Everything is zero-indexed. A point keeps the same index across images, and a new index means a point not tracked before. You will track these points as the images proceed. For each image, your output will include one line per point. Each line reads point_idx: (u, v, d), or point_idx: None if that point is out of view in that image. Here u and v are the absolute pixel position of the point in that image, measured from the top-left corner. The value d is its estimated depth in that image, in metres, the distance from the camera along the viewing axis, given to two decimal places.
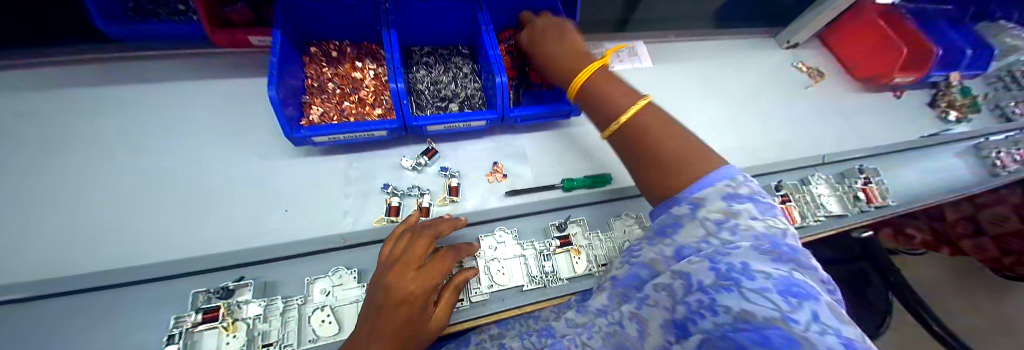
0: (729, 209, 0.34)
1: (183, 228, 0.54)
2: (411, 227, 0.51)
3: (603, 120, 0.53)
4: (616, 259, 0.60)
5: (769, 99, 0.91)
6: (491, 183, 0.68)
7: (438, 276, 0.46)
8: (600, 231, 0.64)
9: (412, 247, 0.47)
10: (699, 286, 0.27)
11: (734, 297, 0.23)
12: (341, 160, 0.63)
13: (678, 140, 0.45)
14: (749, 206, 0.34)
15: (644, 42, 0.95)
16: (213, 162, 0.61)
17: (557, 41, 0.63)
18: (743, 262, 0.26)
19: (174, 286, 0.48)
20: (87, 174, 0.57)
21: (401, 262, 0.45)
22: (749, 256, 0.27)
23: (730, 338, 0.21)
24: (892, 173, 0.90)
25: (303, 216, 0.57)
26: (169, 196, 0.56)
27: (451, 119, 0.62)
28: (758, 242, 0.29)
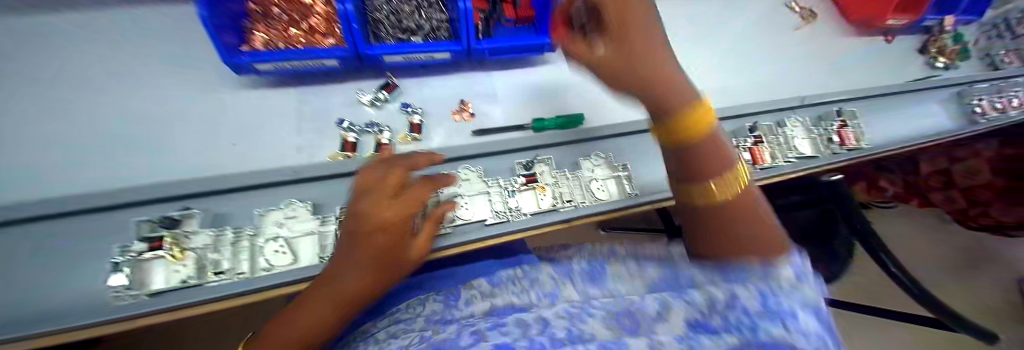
0: (785, 262, 0.27)
1: (120, 161, 0.51)
2: (401, 159, 0.44)
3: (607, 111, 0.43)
4: (581, 195, 0.60)
5: (757, 39, 0.87)
6: (457, 123, 0.65)
7: (417, 203, 0.40)
8: (568, 171, 0.62)
9: (387, 177, 0.40)
10: (732, 305, 0.20)
11: (778, 327, 0.17)
12: (292, 93, 0.58)
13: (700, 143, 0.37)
14: (799, 266, 0.28)
15: None
16: (149, 94, 0.56)
17: None
18: (794, 306, 0.20)
19: (116, 215, 0.46)
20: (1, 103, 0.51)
21: (375, 190, 0.38)
22: (799, 302, 0.21)
23: None
24: (870, 119, 0.89)
25: (252, 150, 0.54)
26: (99, 128, 0.52)
27: (410, 49, 0.57)
28: (809, 297, 0.23)
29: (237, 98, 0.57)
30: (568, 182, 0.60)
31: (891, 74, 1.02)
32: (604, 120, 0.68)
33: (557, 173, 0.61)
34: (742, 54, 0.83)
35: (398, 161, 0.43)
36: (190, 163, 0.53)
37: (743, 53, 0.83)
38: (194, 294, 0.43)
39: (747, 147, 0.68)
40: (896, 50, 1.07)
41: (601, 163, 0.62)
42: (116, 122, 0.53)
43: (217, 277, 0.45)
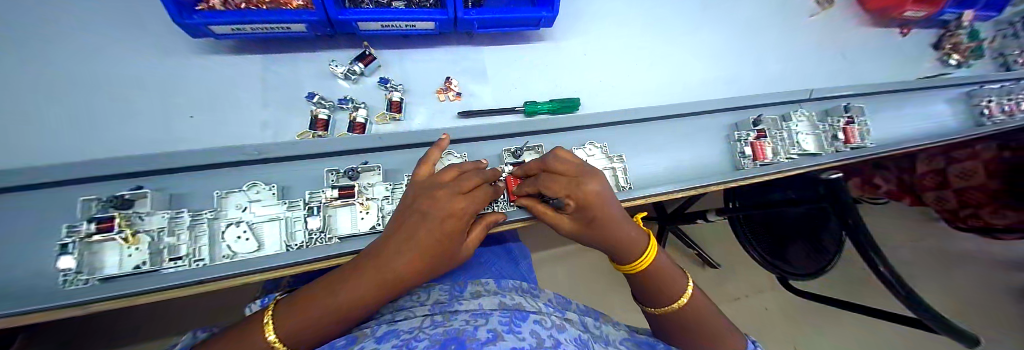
0: None
1: (63, 131, 0.45)
2: (458, 167, 0.46)
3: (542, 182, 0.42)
4: None
5: (768, 25, 0.81)
6: (442, 102, 0.60)
7: (473, 211, 0.43)
8: None
9: (463, 178, 0.43)
10: None
11: None
12: (257, 60, 0.52)
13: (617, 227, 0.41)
14: None
15: None
16: (94, 56, 0.50)
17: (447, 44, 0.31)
18: None
19: (64, 190, 0.43)
20: None
21: (443, 189, 0.41)
22: None
23: None
24: (876, 117, 0.85)
25: (213, 125, 0.49)
26: (34, 92, 0.46)
27: (388, 16, 0.51)
28: None
29: (198, 65, 0.51)
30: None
31: (902, 70, 0.98)
32: (600, 106, 0.63)
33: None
34: (751, 40, 0.78)
35: (459, 172, 0.45)
36: (146, 137, 0.48)
37: (752, 39, 0.78)
38: (147, 282, 0.40)
39: (749, 141, 0.63)
40: (910, 44, 1.02)
41: (597, 154, 0.58)
42: (57, 87, 0.47)
43: (175, 263, 0.42)
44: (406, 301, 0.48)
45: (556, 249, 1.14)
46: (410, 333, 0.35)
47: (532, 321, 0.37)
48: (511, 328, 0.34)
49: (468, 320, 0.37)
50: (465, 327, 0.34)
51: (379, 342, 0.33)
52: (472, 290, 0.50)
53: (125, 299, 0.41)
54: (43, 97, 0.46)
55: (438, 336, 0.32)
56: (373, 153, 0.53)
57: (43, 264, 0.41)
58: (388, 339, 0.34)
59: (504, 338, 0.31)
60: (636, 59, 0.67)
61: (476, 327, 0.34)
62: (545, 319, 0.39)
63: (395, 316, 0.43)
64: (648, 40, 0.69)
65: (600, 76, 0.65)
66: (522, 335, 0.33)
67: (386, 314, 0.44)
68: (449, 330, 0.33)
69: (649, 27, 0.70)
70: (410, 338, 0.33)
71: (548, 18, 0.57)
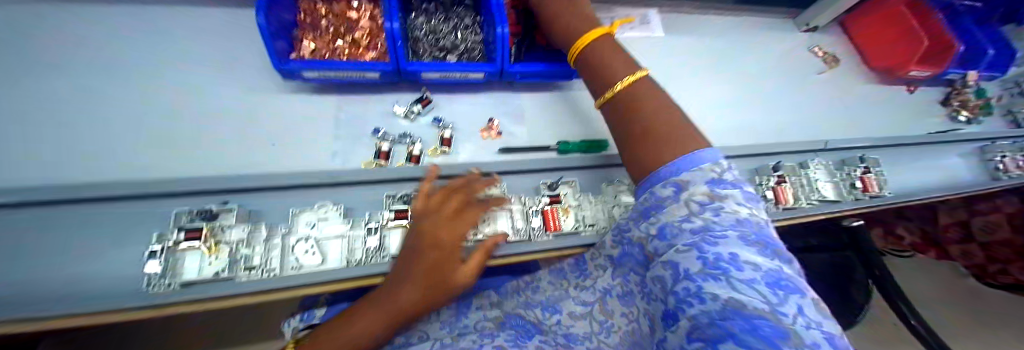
0: (714, 194, 0.31)
1: (162, 151, 0.51)
2: (449, 188, 0.49)
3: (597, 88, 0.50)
4: (603, 222, 0.60)
5: (780, 80, 0.88)
6: (485, 140, 0.65)
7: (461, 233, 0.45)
8: (590, 194, 0.63)
9: (448, 202, 0.47)
10: (686, 273, 0.26)
11: (722, 286, 0.23)
12: (332, 100, 0.60)
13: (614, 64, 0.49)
14: (734, 192, 0.32)
15: (656, 11, 0.86)
16: (197, 88, 0.58)
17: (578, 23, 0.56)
18: (731, 253, 0.25)
19: (153, 206, 0.47)
20: (54, 84, 0.52)
21: (435, 213, 0.45)
22: (735, 244, 0.26)
23: (718, 326, 0.21)
24: (891, 168, 0.89)
25: (290, 150, 0.55)
26: (147, 117, 0.53)
27: (448, 67, 0.59)
28: (743, 232, 0.28)
29: (283, 99, 0.59)
30: (589, 207, 0.61)
31: (914, 124, 1.02)
32: None
33: (579, 197, 0.62)
34: (765, 94, 0.85)
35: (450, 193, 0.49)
36: (231, 159, 0.52)
37: (766, 93, 0.85)
38: (224, 288, 0.43)
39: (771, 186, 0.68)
40: (917, 101, 1.07)
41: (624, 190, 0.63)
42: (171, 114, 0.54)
43: (250, 271, 0.45)
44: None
45: None
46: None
47: (536, 340, 0.50)
48: (514, 343, 0.47)
49: (476, 340, 0.47)
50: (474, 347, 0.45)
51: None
52: (477, 305, 0.55)
53: (196, 304, 0.43)
54: (158, 122, 0.53)
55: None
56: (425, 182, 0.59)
57: (123, 270, 0.43)
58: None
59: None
60: None
61: (482, 345, 0.45)
62: (545, 338, 0.50)
63: (413, 337, 0.48)
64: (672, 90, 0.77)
65: None
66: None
67: (403, 333, 0.49)
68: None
69: (672, 79, 0.78)
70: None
71: None
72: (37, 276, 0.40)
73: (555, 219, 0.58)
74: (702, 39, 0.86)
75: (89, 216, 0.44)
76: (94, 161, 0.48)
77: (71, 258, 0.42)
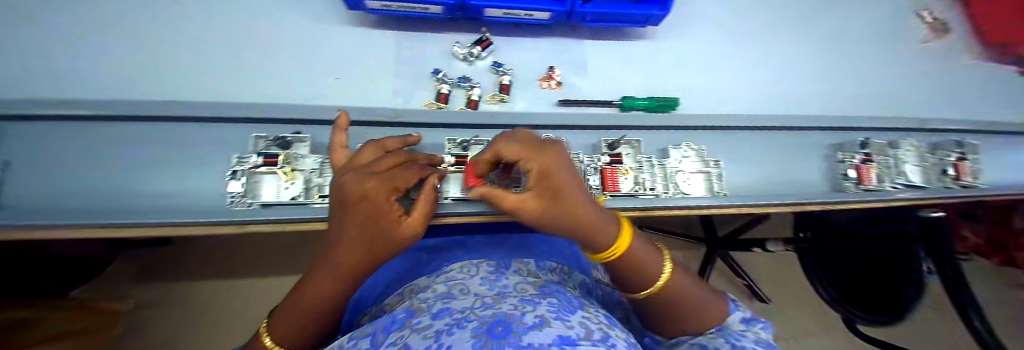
0: None
1: (234, 77, 0.52)
2: (378, 146, 0.40)
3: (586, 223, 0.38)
4: (664, 187, 0.56)
5: (875, 48, 0.78)
6: (543, 90, 0.61)
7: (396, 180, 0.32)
8: (655, 158, 0.58)
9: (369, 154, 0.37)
10: None
11: None
12: (394, 36, 0.58)
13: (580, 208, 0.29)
14: None
15: None
16: (260, 14, 0.56)
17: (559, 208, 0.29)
18: None
19: (231, 130, 0.48)
20: (139, 6, 0.54)
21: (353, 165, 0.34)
22: None
23: None
24: (989, 159, 0.78)
25: (355, 86, 0.54)
26: (218, 42, 0.53)
27: (513, 5, 0.54)
28: None
29: (343, 34, 0.57)
30: (653, 168, 0.57)
31: None
32: (697, 110, 0.64)
33: (643, 157, 0.57)
34: (855, 61, 0.76)
35: (376, 149, 0.39)
36: (297, 91, 0.53)
37: (856, 61, 0.76)
38: (300, 211, 0.45)
39: (853, 164, 0.62)
40: None
41: (691, 154, 0.58)
42: (236, 41, 0.54)
43: (319, 200, 0.47)
44: (455, 274, 0.47)
45: None
46: (462, 313, 0.28)
47: (579, 314, 0.28)
48: (560, 316, 0.25)
49: (516, 305, 0.28)
50: (512, 312, 0.25)
51: (435, 318, 0.27)
52: (516, 269, 0.52)
53: (273, 226, 0.46)
54: (225, 49, 0.53)
55: (486, 318, 0.24)
56: (482, 130, 0.56)
57: (208, 187, 0.46)
58: (442, 316, 0.27)
59: (553, 324, 0.21)
60: (730, 70, 0.68)
61: (523, 312, 0.25)
62: (592, 316, 0.29)
63: (452, 290, 0.42)
64: (746, 51, 0.70)
65: (694, 80, 0.66)
66: (571, 323, 0.23)
67: (444, 285, 0.43)
68: (496, 314, 0.25)
69: (746, 41, 0.70)
70: (461, 318, 0.25)
71: (658, 16, 0.58)
72: (139, 187, 0.44)
73: (614, 178, 0.55)
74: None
75: (175, 135, 0.46)
76: (176, 86, 0.50)
77: (165, 173, 0.45)
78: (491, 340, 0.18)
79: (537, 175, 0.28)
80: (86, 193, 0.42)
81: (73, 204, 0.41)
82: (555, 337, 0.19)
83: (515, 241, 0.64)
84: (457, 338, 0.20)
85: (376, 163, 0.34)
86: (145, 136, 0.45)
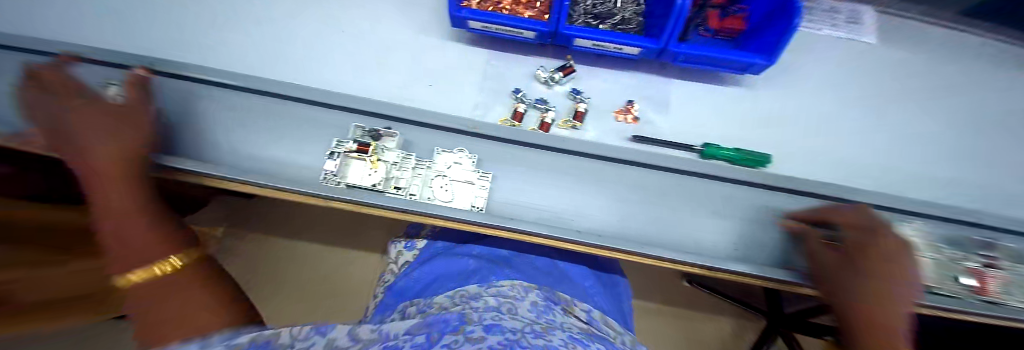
0: None
1: (345, 70, 0.59)
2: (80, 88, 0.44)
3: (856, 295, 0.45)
4: (736, 250, 0.51)
5: (1014, 135, 0.68)
6: (618, 123, 0.61)
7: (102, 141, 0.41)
8: (731, 217, 0.53)
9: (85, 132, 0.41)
10: None
11: None
12: (484, 53, 0.62)
13: (882, 279, 0.44)
14: None
15: (872, 17, 0.75)
16: (376, 20, 0.63)
17: (857, 271, 0.45)
18: None
19: (332, 115, 0.54)
20: (285, 4, 0.64)
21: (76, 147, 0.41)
22: None
23: None
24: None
25: (441, 93, 0.59)
26: (337, 40, 0.61)
27: (605, 38, 0.55)
28: None
29: (441, 46, 0.62)
30: (967, 264, 0.50)
31: None
32: (785, 171, 0.58)
33: (957, 252, 0.50)
34: (989, 147, 0.66)
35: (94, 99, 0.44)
36: (393, 91, 0.58)
37: (988, 147, 0.66)
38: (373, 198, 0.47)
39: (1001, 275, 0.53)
40: None
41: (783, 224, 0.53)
42: (351, 40, 0.61)
43: (395, 192, 0.50)
44: (506, 290, 0.48)
45: (653, 303, 1.06)
46: (514, 334, 0.32)
47: None
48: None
49: (566, 343, 0.33)
50: (563, 348, 0.30)
51: (487, 332, 0.31)
52: (564, 308, 0.51)
53: (351, 207, 0.49)
54: (342, 48, 0.61)
55: (539, 348, 0.28)
56: (552, 152, 0.56)
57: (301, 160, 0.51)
58: (494, 332, 0.32)
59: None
60: (829, 134, 0.62)
61: None
62: None
63: (501, 307, 0.43)
64: (851, 115, 0.64)
65: (784, 138, 0.61)
66: None
67: (495, 300, 0.44)
68: (549, 346, 0.30)
69: (853, 107, 0.65)
70: (515, 341, 0.30)
71: (761, 66, 0.53)
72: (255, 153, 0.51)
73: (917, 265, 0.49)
74: (914, 65, 0.71)
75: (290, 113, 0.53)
76: (296, 72, 0.58)
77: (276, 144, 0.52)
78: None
79: (854, 247, 0.46)
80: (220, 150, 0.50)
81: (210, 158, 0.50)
82: None
83: (558, 269, 0.62)
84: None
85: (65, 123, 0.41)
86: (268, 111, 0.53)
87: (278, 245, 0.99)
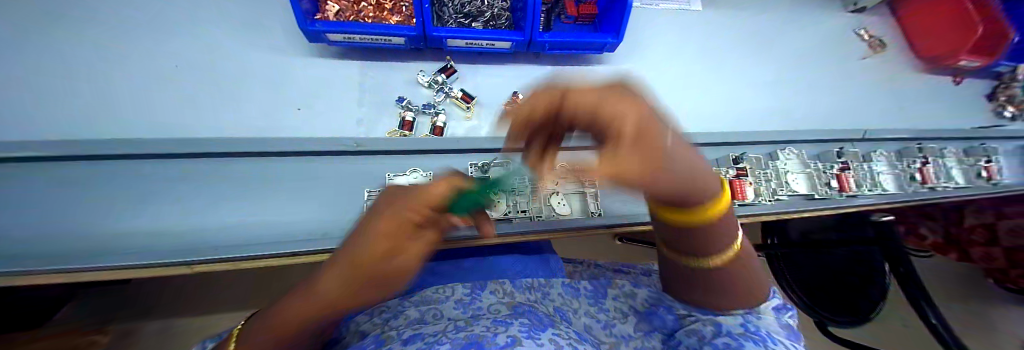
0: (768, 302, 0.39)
1: (193, 112, 0.52)
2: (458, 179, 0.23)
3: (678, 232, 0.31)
4: (609, 207, 0.60)
5: (812, 65, 0.86)
6: (508, 114, 0.63)
7: (392, 254, 0.19)
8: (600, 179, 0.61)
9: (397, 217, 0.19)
10: (729, 332, 0.33)
11: (739, 324, 0.33)
12: (357, 65, 0.59)
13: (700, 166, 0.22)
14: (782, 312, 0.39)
15: None
16: (224, 49, 0.56)
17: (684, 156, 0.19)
18: (768, 332, 0.32)
19: (180, 165, 0.48)
20: (87, 43, 0.52)
21: (359, 265, 0.18)
22: (773, 328, 0.33)
23: (741, 319, 0.34)
24: (947, 163, 0.84)
25: (317, 116, 0.55)
26: (176, 78, 0.53)
27: (474, 35, 0.56)
28: (787, 336, 0.34)
29: (309, 66, 0.58)
30: (772, 177, 0.65)
31: (956, 119, 0.98)
32: None
33: (764, 171, 0.65)
34: (797, 78, 0.83)
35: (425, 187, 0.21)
36: (263, 124, 0.54)
37: (797, 78, 0.84)
38: (244, 250, 0.44)
39: (833, 173, 0.70)
40: (964, 94, 1.02)
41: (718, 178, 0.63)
42: (196, 76, 0.54)
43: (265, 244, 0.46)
44: (429, 296, 0.48)
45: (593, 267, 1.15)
46: (434, 336, 0.33)
47: (550, 332, 0.34)
48: (530, 335, 0.31)
49: (489, 326, 0.33)
50: (484, 333, 0.31)
51: (406, 344, 0.31)
52: (491, 289, 0.53)
53: (226, 263, 0.45)
54: (188, 86, 0.53)
55: (459, 340, 0.30)
56: (446, 155, 0.57)
57: (149, 224, 0.45)
58: (413, 341, 0.31)
59: (523, 342, 0.28)
60: (682, 92, 0.73)
61: (495, 333, 0.31)
62: (562, 333, 0.36)
63: (425, 316, 0.43)
64: (697, 72, 0.75)
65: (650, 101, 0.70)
66: (541, 341, 0.30)
67: (417, 311, 0.44)
68: (469, 335, 0.31)
69: (698, 65, 0.76)
70: (434, 341, 0.30)
71: (612, 44, 0.61)
72: (95, 230, 0.43)
73: (743, 187, 0.62)
74: (740, 20, 0.84)
75: (134, 174, 0.46)
76: (127, 124, 0.50)
77: (123, 213, 0.45)
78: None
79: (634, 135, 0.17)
80: (44, 239, 0.42)
81: (25, 251, 0.41)
82: None
83: (480, 262, 0.64)
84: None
85: (397, 215, 0.19)
86: (101, 178, 0.45)
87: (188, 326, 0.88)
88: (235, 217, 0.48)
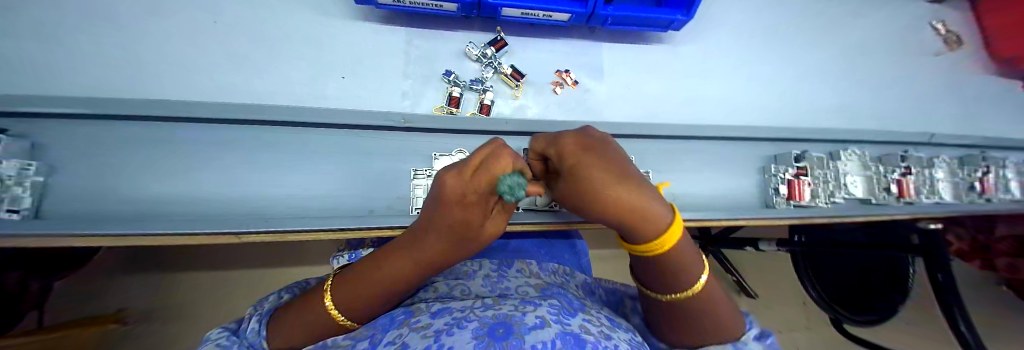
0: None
1: (234, 75, 0.50)
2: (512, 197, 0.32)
3: (650, 273, 0.34)
4: None
5: (882, 59, 0.79)
6: (556, 94, 0.59)
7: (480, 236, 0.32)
8: (654, 170, 0.57)
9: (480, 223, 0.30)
10: None
11: None
12: (401, 31, 0.54)
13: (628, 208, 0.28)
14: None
15: None
16: (260, 6, 0.52)
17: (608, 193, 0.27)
18: None
19: (223, 132, 0.46)
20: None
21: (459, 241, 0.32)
22: None
23: None
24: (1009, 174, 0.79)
25: (359, 86, 0.52)
26: (214, 37, 0.50)
27: (532, 5, 0.51)
28: None
29: (348, 28, 0.53)
30: (832, 179, 0.61)
31: (1021, 129, 0.92)
32: (707, 121, 0.64)
33: (824, 173, 0.60)
34: (864, 74, 0.77)
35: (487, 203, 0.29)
36: (304, 91, 0.51)
37: (865, 73, 0.77)
38: (290, 225, 0.43)
39: (894, 178, 0.66)
40: None
41: (777, 178, 0.60)
42: (233, 35, 0.51)
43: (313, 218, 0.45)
44: (458, 269, 0.48)
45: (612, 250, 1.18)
46: (463, 312, 0.31)
47: (580, 317, 0.31)
48: (560, 318, 0.29)
49: (517, 307, 0.31)
50: (512, 313, 0.29)
51: (435, 317, 0.30)
52: (518, 268, 0.52)
53: (272, 236, 0.44)
54: (226, 45, 0.51)
55: (487, 319, 0.28)
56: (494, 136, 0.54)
57: (197, 191, 0.44)
58: (442, 315, 0.30)
59: (552, 325, 0.26)
60: (743, 82, 0.68)
61: (523, 313, 0.29)
62: (592, 319, 0.33)
63: (453, 291, 0.42)
64: (760, 60, 0.69)
65: (707, 91, 0.65)
66: (571, 326, 0.27)
67: (445, 285, 0.44)
68: (497, 315, 0.29)
69: (762, 52, 0.70)
70: (462, 318, 0.29)
71: (681, 22, 0.56)
72: (145, 194, 0.43)
73: (802, 189, 0.58)
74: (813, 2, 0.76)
75: (183, 137, 0.45)
76: (167, 86, 0.48)
77: (169, 178, 0.44)
78: (493, 341, 0.23)
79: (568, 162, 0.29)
80: (99, 197, 0.42)
81: (82, 212, 0.41)
82: (553, 336, 0.24)
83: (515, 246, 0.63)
84: (460, 338, 0.24)
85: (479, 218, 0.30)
86: (148, 142, 0.44)
87: (221, 284, 1.01)
88: (281, 188, 0.47)
